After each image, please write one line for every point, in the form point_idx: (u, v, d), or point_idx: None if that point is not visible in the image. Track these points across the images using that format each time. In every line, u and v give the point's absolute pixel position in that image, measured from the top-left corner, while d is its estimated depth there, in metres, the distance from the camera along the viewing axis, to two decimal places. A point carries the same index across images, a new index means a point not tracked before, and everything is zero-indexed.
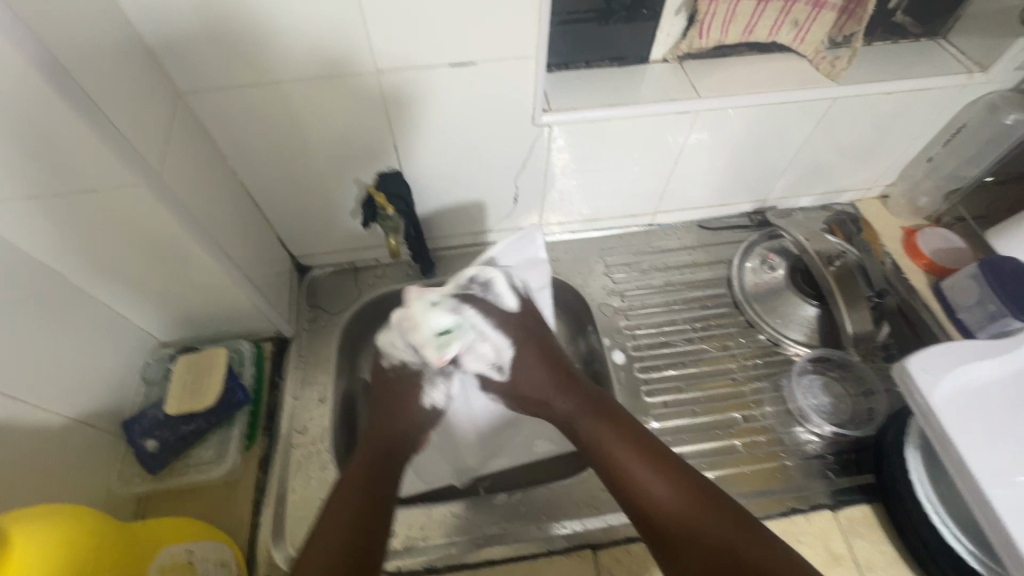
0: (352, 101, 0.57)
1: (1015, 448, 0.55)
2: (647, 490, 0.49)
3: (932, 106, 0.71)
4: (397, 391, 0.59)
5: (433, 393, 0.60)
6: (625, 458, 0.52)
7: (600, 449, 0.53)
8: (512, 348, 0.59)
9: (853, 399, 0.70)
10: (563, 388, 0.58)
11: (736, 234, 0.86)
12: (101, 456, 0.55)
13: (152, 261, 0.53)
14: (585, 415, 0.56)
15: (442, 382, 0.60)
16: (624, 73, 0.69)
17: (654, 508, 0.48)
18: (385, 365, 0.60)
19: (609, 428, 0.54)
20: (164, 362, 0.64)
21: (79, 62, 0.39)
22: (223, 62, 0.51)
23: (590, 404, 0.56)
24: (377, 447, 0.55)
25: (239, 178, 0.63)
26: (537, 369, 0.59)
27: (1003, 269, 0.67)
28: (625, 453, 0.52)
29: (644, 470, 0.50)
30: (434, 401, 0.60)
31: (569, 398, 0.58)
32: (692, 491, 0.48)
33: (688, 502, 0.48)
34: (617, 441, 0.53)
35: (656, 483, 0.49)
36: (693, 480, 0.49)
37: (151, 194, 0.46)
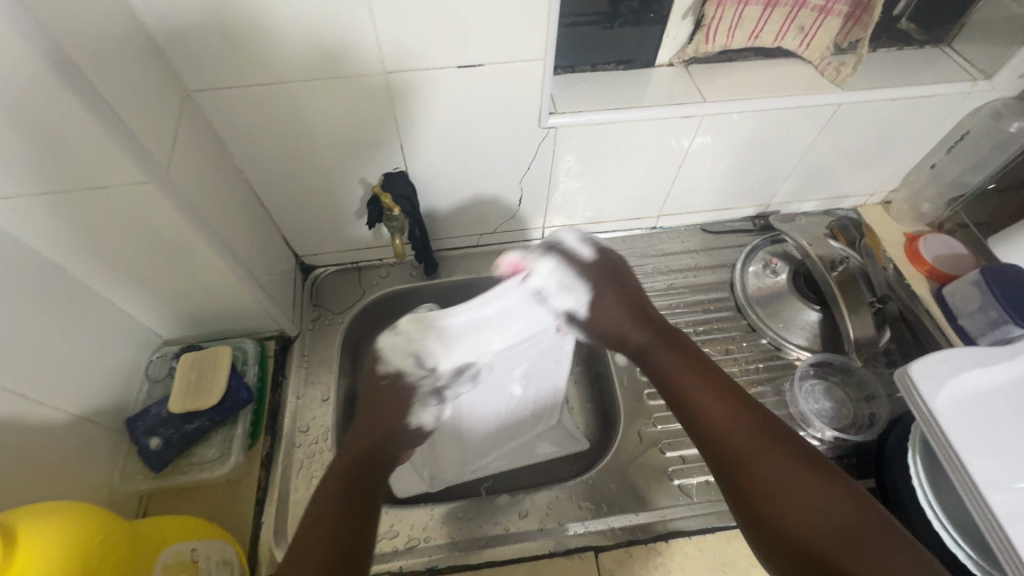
0: (360, 101, 0.57)
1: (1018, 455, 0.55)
2: (723, 429, 0.47)
3: (935, 113, 0.71)
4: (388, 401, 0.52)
5: (423, 415, 0.53)
6: (705, 399, 0.49)
7: (673, 379, 0.52)
8: (597, 286, 0.54)
9: (855, 404, 0.70)
10: (642, 321, 0.55)
11: (739, 238, 0.86)
12: (104, 452, 0.55)
13: (157, 257, 0.53)
14: (662, 351, 0.54)
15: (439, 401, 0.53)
16: (630, 77, 0.70)
17: (737, 457, 0.45)
18: (379, 370, 0.52)
19: (688, 367, 0.52)
20: (167, 360, 0.64)
21: (90, 59, 0.39)
22: (233, 60, 0.51)
23: (671, 341, 0.54)
24: (365, 447, 0.50)
25: (245, 176, 0.63)
26: (616, 302, 0.55)
27: (1002, 276, 0.67)
28: (710, 400, 0.49)
29: (721, 407, 0.48)
30: (421, 422, 0.53)
31: (661, 337, 0.55)
32: (797, 463, 0.44)
33: (769, 460, 0.44)
34: (704, 389, 0.50)
35: (738, 433, 0.46)
36: (772, 424, 0.47)
37: (159, 191, 0.46)
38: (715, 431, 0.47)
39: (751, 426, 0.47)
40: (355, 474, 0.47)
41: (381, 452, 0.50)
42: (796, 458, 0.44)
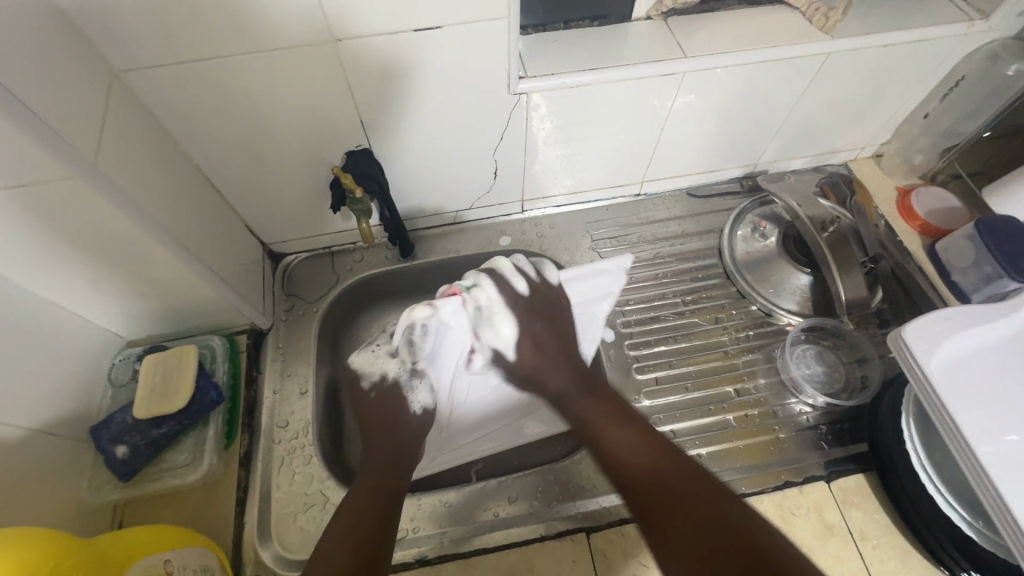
0: (310, 76, 0.53)
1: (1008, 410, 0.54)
2: (622, 451, 0.52)
3: (930, 58, 0.67)
4: (386, 408, 0.59)
5: (417, 393, 0.60)
6: (612, 427, 0.54)
7: (582, 414, 0.57)
8: (519, 316, 0.63)
9: (846, 367, 0.69)
10: (564, 367, 0.62)
11: (726, 201, 0.83)
12: (69, 464, 0.52)
13: (103, 256, 0.49)
14: (578, 393, 0.59)
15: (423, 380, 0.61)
16: (606, 33, 0.65)
17: (633, 474, 0.50)
18: (365, 386, 0.61)
19: (598, 405, 0.57)
20: (131, 363, 0.60)
21: None
22: (162, 35, 0.46)
23: (586, 384, 0.60)
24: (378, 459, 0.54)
25: (195, 162, 0.58)
26: (531, 345, 0.63)
27: (997, 230, 0.65)
28: (613, 428, 0.54)
29: (615, 428, 0.54)
30: (422, 403, 0.61)
31: (587, 390, 0.60)
32: (669, 470, 0.49)
33: (651, 463, 0.50)
34: (602, 416, 0.56)
35: (626, 445, 0.52)
36: (660, 441, 0.52)
37: (90, 185, 0.42)
38: (610, 446, 0.53)
39: (640, 441, 0.52)
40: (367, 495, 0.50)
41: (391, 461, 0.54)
42: (665, 458, 0.50)
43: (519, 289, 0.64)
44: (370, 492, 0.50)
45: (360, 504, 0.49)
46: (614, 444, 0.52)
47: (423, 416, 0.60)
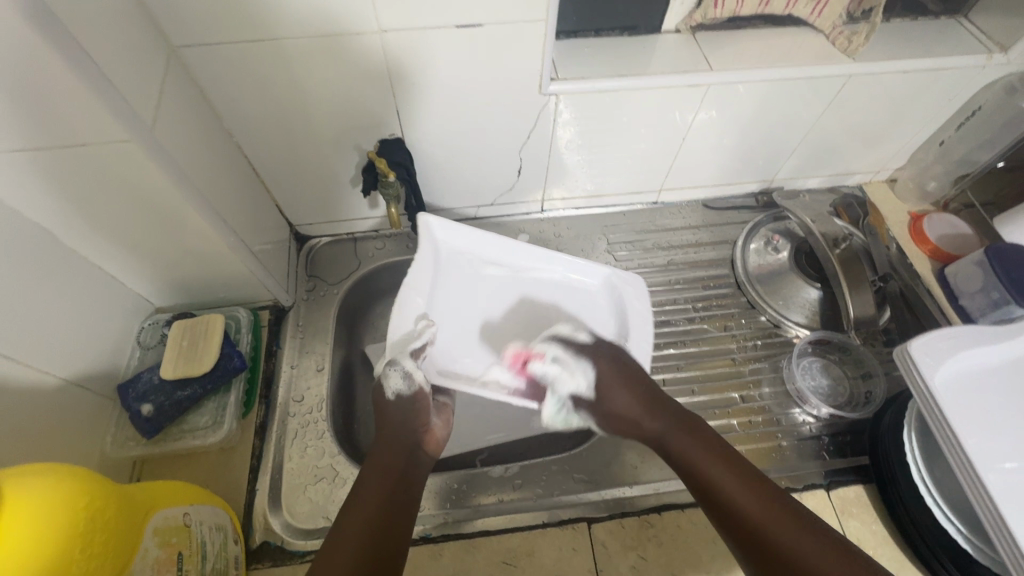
0: (355, 64, 0.55)
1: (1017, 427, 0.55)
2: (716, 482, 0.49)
3: (949, 86, 0.69)
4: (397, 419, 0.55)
5: (391, 380, 0.57)
6: (700, 453, 0.51)
7: (687, 459, 0.51)
8: (602, 383, 0.57)
9: (851, 381, 0.70)
10: (639, 382, 0.57)
11: (741, 215, 0.84)
12: (96, 418, 0.54)
13: (145, 223, 0.52)
14: (659, 418, 0.55)
15: (398, 366, 0.57)
16: (635, 43, 0.67)
17: (749, 523, 0.45)
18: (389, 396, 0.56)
19: (684, 431, 0.53)
20: (159, 328, 0.62)
21: (70, 8, 0.37)
22: (220, 16, 0.48)
23: (681, 423, 0.54)
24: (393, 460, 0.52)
25: (236, 140, 0.61)
26: (640, 403, 0.55)
27: (1007, 256, 0.67)
28: (727, 478, 0.48)
29: (704, 453, 0.51)
30: (397, 388, 0.56)
31: (674, 421, 0.54)
32: (781, 523, 0.45)
33: (767, 516, 0.45)
34: (709, 459, 0.50)
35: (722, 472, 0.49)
36: (753, 471, 0.49)
37: (145, 151, 0.44)
38: (723, 499, 0.48)
39: (753, 488, 0.47)
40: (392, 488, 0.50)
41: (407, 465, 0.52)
42: (775, 504, 0.46)
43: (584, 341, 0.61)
44: (391, 476, 0.51)
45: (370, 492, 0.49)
46: (728, 496, 0.47)
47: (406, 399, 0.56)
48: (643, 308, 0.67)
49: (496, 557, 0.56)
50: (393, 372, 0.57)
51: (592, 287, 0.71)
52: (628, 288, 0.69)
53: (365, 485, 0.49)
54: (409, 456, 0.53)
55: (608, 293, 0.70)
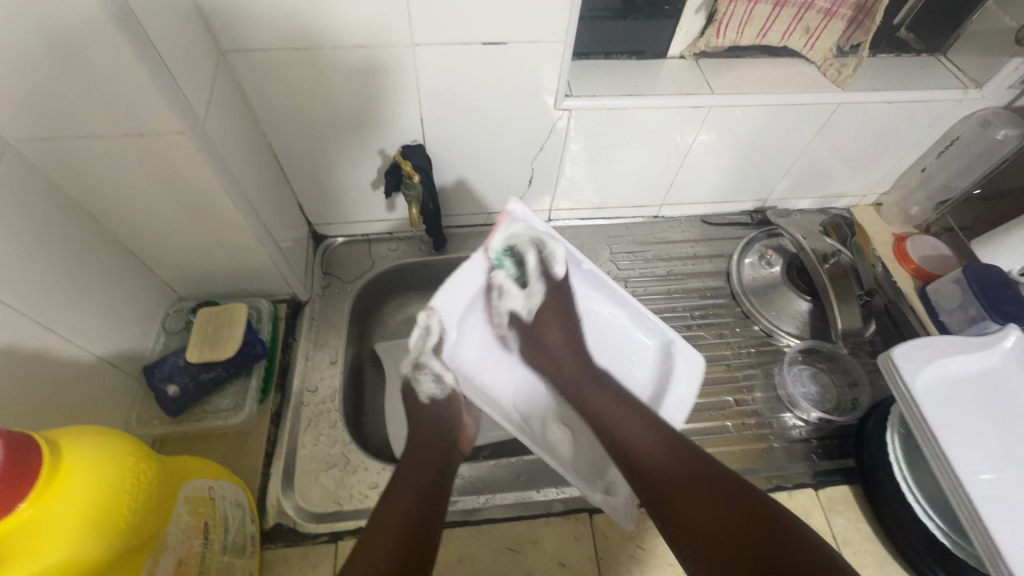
0: (388, 76, 0.60)
1: (995, 431, 0.58)
2: (643, 447, 0.54)
3: (929, 117, 0.75)
4: (429, 425, 0.58)
5: (423, 384, 0.59)
6: (629, 424, 0.56)
7: (596, 412, 0.59)
8: (539, 317, 0.64)
9: (838, 389, 0.73)
10: (577, 355, 0.64)
11: (736, 231, 0.89)
12: (123, 397, 0.57)
13: (182, 213, 0.55)
14: (590, 388, 0.61)
15: (428, 369, 0.58)
16: (642, 66, 0.72)
17: (648, 461, 0.53)
18: (420, 399, 0.59)
19: (618, 403, 0.59)
20: (184, 314, 0.65)
21: (146, 11, 0.41)
22: (267, 24, 0.53)
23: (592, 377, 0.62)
24: (433, 464, 0.55)
25: (268, 140, 0.65)
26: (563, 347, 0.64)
27: (983, 276, 0.72)
28: (631, 429, 0.56)
29: (634, 427, 0.56)
30: (430, 393, 0.59)
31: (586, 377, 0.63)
32: (677, 460, 0.52)
33: (664, 457, 0.52)
34: (615, 414, 0.58)
35: (650, 439, 0.54)
36: (681, 440, 0.54)
37: (195, 144, 0.48)
38: (630, 445, 0.55)
39: (655, 437, 0.54)
40: (427, 488, 0.52)
41: (443, 469, 0.55)
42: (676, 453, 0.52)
43: (556, 275, 0.64)
44: (431, 475, 0.53)
45: (405, 488, 0.51)
46: (634, 445, 0.54)
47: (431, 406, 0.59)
48: (689, 394, 0.63)
49: (501, 543, 0.58)
50: (423, 376, 0.59)
51: (647, 346, 0.69)
52: (682, 363, 0.65)
53: (401, 482, 0.51)
54: (443, 461, 0.56)
55: (659, 358, 0.68)
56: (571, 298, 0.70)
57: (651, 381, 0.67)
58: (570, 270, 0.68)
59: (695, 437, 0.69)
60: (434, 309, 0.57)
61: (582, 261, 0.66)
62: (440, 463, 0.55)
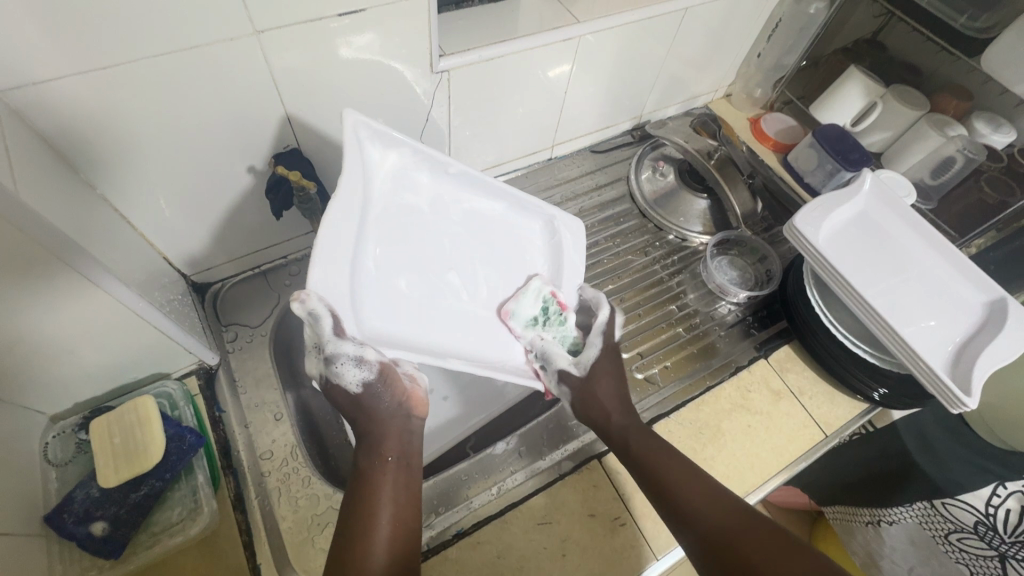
0: (236, 77, 0.50)
1: (880, 260, 0.69)
2: (663, 463, 0.54)
3: (758, 4, 0.82)
4: (371, 420, 0.52)
5: (347, 375, 0.50)
6: (649, 448, 0.56)
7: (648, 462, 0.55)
8: (593, 369, 0.62)
9: (753, 266, 0.82)
10: (629, 409, 0.60)
11: (624, 153, 0.93)
12: (35, 564, 0.45)
13: (25, 319, 0.43)
14: (641, 436, 0.57)
15: (344, 357, 0.49)
16: (499, 8, 0.69)
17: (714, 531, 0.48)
18: (349, 386, 0.50)
19: (662, 450, 0.56)
20: (72, 436, 0.53)
21: None
22: (58, 46, 0.40)
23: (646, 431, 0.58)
24: (396, 451, 0.52)
25: (101, 193, 0.51)
26: (618, 398, 0.60)
27: (830, 136, 0.83)
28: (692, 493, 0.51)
29: (698, 494, 0.51)
30: (358, 379, 0.51)
31: (631, 425, 0.58)
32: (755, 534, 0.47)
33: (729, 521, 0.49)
34: (673, 477, 0.53)
35: (718, 515, 0.49)
36: (738, 502, 0.50)
37: (18, 221, 0.37)
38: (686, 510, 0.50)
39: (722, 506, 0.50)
40: (401, 482, 0.50)
41: (405, 457, 0.52)
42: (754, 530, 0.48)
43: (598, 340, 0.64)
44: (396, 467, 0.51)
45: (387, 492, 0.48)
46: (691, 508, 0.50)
47: (364, 395, 0.51)
48: (579, 259, 0.67)
49: (531, 521, 0.57)
50: (342, 366, 0.49)
51: (530, 228, 0.67)
52: (568, 234, 0.67)
53: (374, 488, 0.48)
54: (403, 449, 0.53)
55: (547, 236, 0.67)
56: (446, 207, 0.61)
57: (547, 257, 0.67)
58: (437, 179, 0.60)
59: (657, 353, 0.73)
60: (310, 292, 0.45)
61: (449, 164, 0.58)
62: (402, 453, 0.52)
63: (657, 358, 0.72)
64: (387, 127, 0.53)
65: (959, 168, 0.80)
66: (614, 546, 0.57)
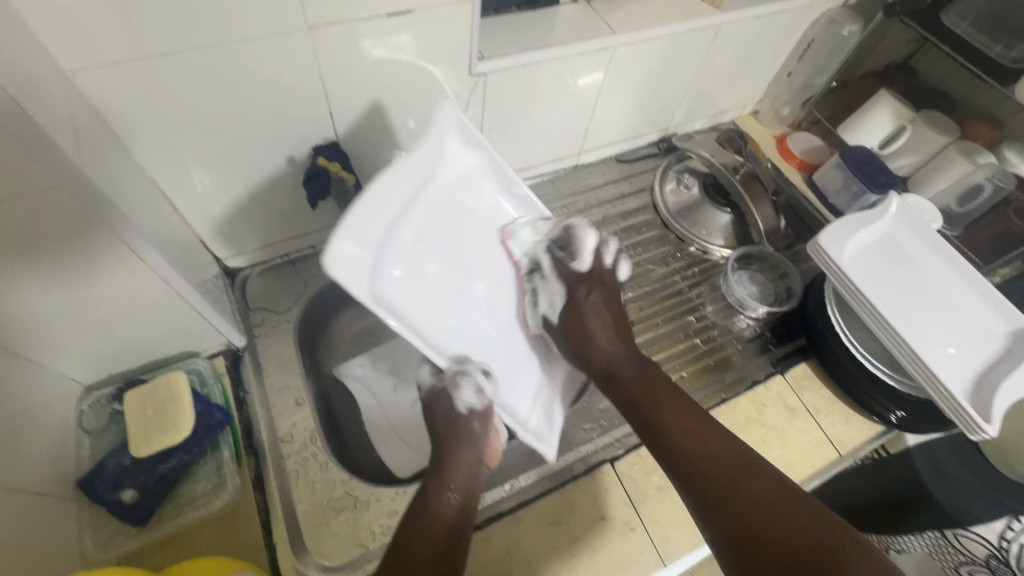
0: (285, 71, 0.52)
1: (903, 283, 0.69)
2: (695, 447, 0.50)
3: (791, 23, 0.82)
4: (449, 434, 0.53)
5: (463, 393, 0.53)
6: (670, 408, 0.54)
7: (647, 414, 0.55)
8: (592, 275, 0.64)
9: (773, 282, 0.82)
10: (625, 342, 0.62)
11: (649, 163, 0.94)
12: (65, 526, 0.46)
13: (71, 291, 0.45)
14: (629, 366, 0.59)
15: (471, 378, 0.53)
16: (538, 16, 0.71)
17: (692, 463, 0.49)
18: (459, 406, 0.54)
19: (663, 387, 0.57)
20: (105, 406, 0.55)
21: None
22: (124, 35, 0.42)
23: (636, 399, 0.57)
24: (468, 471, 0.52)
25: (150, 174, 0.53)
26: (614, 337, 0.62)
27: (856, 158, 0.83)
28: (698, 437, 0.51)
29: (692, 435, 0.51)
30: (469, 404, 0.54)
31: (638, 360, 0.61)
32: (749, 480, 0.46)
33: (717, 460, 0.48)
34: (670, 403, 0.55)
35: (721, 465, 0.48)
36: (742, 450, 0.49)
37: (81, 197, 0.39)
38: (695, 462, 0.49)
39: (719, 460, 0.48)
40: (466, 509, 0.49)
41: (473, 483, 0.52)
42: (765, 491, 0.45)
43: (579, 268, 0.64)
44: (465, 496, 0.50)
45: (447, 503, 0.48)
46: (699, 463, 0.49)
47: (466, 419, 0.54)
48: None
49: (542, 520, 0.58)
50: (463, 384, 0.53)
51: None
52: None
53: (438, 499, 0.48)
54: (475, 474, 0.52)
55: None
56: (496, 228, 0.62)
57: None
58: (500, 196, 0.62)
59: (674, 362, 0.73)
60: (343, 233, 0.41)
61: (515, 185, 0.61)
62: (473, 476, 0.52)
63: (673, 368, 0.73)
64: (475, 127, 0.56)
65: (987, 197, 0.80)
66: (624, 551, 0.57)
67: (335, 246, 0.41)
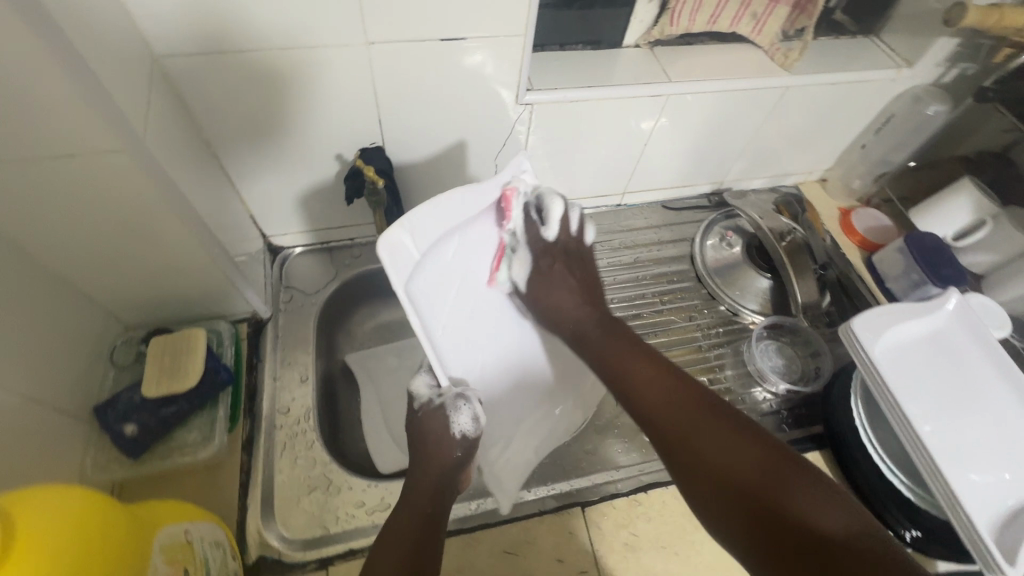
0: (340, 79, 0.57)
1: (945, 388, 0.63)
2: (658, 402, 0.48)
3: (869, 94, 0.78)
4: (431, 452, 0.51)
5: (461, 418, 0.51)
6: (642, 371, 0.51)
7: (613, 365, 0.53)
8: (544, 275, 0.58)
9: (802, 359, 0.77)
10: (594, 304, 0.58)
11: (696, 215, 0.91)
12: (75, 444, 0.53)
13: (121, 242, 0.51)
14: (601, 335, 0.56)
15: (469, 404, 0.52)
16: (598, 56, 0.72)
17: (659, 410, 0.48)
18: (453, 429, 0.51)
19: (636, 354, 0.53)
20: (135, 346, 0.61)
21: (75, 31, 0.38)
22: (206, 32, 0.49)
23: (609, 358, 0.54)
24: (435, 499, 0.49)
25: (214, 152, 0.60)
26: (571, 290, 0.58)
27: (923, 245, 0.76)
28: (695, 432, 0.45)
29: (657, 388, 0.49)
30: (463, 429, 0.52)
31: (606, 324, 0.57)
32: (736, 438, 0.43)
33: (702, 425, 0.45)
34: (640, 369, 0.51)
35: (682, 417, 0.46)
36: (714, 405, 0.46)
37: (141, 162, 0.45)
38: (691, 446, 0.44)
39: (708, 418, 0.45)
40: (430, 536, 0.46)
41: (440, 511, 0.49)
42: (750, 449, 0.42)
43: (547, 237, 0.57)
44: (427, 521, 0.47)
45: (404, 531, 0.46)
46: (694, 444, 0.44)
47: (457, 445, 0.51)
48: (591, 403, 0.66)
49: (499, 548, 0.58)
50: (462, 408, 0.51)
51: None
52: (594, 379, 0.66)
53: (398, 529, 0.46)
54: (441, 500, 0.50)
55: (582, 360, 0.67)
56: None
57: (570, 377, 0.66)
58: None
59: None
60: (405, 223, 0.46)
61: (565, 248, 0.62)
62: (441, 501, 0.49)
63: None
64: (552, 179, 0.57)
65: None
66: None
67: (392, 233, 0.45)
